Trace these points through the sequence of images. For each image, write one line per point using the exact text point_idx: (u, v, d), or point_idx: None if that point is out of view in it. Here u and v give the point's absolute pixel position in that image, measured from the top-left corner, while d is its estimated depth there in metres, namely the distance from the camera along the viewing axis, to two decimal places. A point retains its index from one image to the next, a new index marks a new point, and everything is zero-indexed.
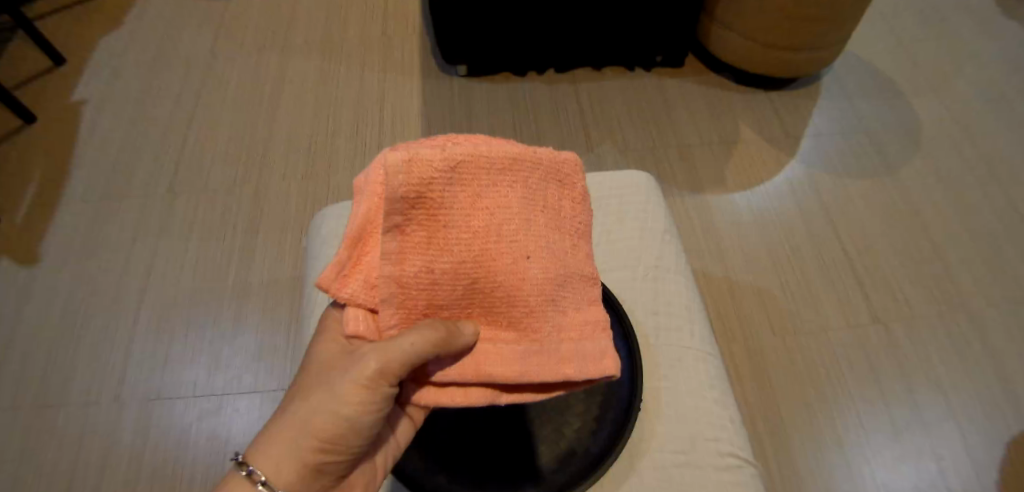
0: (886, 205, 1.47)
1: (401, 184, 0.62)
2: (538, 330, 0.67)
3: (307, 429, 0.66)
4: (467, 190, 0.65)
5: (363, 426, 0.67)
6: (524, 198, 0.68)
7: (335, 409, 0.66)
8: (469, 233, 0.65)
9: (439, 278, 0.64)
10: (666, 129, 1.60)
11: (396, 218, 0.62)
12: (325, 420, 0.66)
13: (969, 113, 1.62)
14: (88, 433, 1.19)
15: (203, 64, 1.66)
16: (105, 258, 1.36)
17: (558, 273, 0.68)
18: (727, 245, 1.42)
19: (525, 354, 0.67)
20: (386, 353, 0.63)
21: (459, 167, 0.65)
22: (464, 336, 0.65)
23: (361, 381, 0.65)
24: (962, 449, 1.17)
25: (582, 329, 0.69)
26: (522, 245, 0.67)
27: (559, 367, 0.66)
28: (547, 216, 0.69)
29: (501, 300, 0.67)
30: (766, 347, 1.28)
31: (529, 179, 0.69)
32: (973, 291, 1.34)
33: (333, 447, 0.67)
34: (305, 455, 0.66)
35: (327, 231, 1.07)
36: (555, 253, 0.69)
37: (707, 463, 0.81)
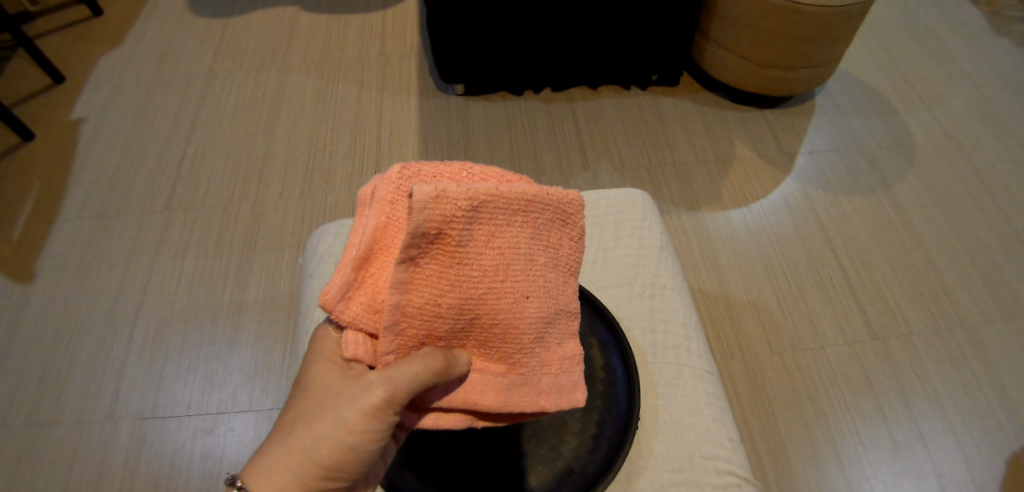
0: (888, 223, 1.46)
1: (424, 220, 0.57)
2: (529, 364, 0.65)
3: (312, 456, 0.61)
4: (485, 228, 0.61)
5: (367, 456, 0.63)
6: (537, 241, 0.64)
7: (341, 436, 0.62)
8: (481, 271, 0.61)
9: (443, 312, 0.60)
10: (664, 146, 1.59)
11: (412, 251, 0.58)
12: (330, 448, 0.61)
13: (974, 132, 1.60)
14: (80, 454, 1.16)
15: (201, 80, 1.67)
16: (103, 274, 1.35)
17: (552, 314, 0.66)
18: (724, 262, 1.42)
19: (509, 386, 0.64)
20: (393, 382, 0.60)
21: (483, 206, 0.60)
22: (457, 367, 0.62)
23: (367, 409, 0.61)
24: (962, 467, 1.18)
25: (563, 364, 0.67)
26: (532, 285, 0.63)
27: (544, 399, 0.65)
28: (554, 259, 0.66)
29: (499, 336, 0.63)
30: (765, 367, 1.28)
31: (544, 222, 0.65)
32: (970, 307, 1.34)
33: (334, 476, 0.62)
34: (307, 483, 0.61)
35: (325, 250, 0.97)
36: (554, 296, 0.66)
37: (704, 482, 0.79)
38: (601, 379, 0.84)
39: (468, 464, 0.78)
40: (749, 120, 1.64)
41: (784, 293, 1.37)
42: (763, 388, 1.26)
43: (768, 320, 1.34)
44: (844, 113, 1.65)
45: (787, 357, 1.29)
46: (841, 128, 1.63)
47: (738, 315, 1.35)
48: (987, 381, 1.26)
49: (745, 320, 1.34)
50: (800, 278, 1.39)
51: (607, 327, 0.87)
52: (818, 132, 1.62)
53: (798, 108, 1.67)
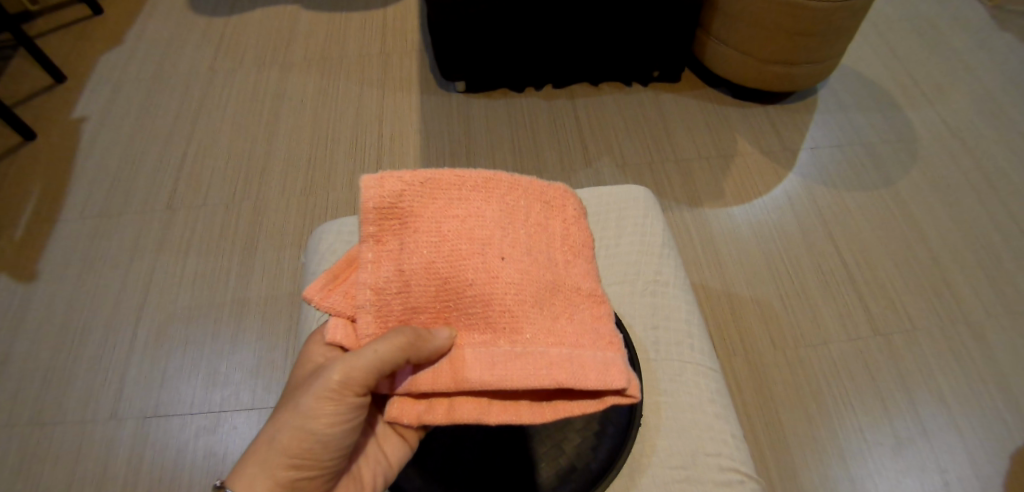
0: (890, 219, 1.46)
1: (372, 196, 0.64)
2: (517, 331, 0.64)
3: (276, 448, 0.65)
4: (439, 200, 0.66)
5: (330, 440, 0.66)
6: (500, 210, 0.68)
7: (300, 424, 0.65)
8: (442, 240, 0.65)
9: (410, 284, 0.65)
10: (666, 143, 1.58)
11: (369, 229, 0.65)
12: (291, 437, 0.65)
13: (977, 126, 1.60)
14: (83, 453, 1.16)
15: (201, 79, 1.67)
16: (106, 274, 1.36)
17: (534, 280, 0.65)
18: (726, 258, 1.41)
19: (502, 359, 0.63)
20: (348, 361, 0.64)
21: (433, 182, 0.67)
22: (436, 341, 0.63)
23: (326, 394, 0.65)
24: (966, 463, 1.18)
25: (565, 338, 0.64)
26: (498, 245, 0.66)
27: (544, 371, 0.62)
28: (526, 228, 0.68)
29: (475, 306, 0.65)
30: (768, 364, 1.28)
31: (506, 193, 0.69)
32: (973, 303, 1.34)
33: (303, 466, 0.65)
34: (276, 474, 0.64)
35: (326, 249, 0.97)
36: (532, 263, 0.66)
37: (707, 479, 0.79)
38: None
39: (470, 461, 0.78)
40: (751, 116, 1.63)
41: (787, 289, 1.37)
42: (766, 385, 1.26)
43: (771, 316, 1.34)
44: (846, 108, 1.65)
45: (790, 353, 1.29)
46: (843, 123, 1.62)
47: (741, 311, 1.35)
48: (991, 377, 1.26)
49: (748, 316, 1.34)
50: (803, 274, 1.39)
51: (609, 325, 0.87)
52: (821, 128, 1.61)
53: (800, 103, 1.66)
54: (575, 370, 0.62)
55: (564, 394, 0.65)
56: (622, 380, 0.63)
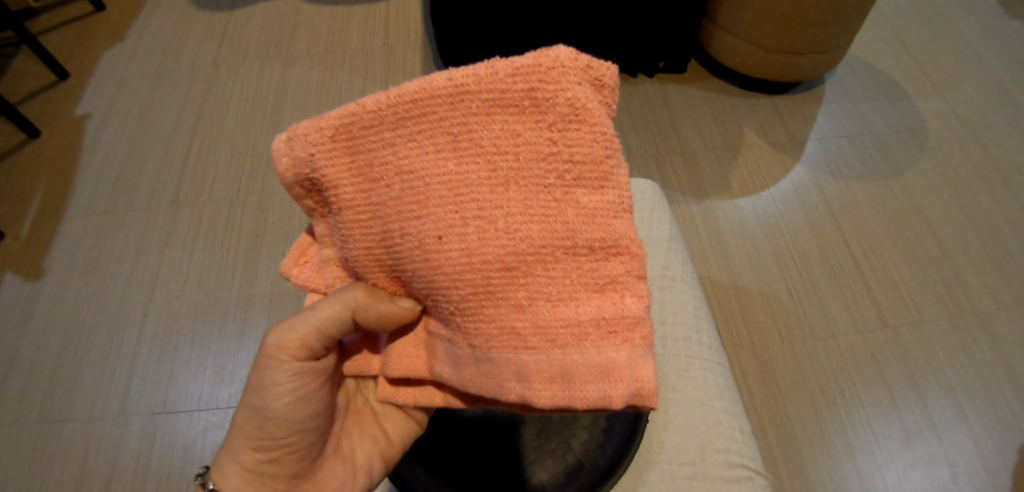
0: (899, 210, 1.44)
1: (289, 169, 0.63)
2: (473, 320, 0.59)
3: (237, 432, 0.70)
4: (358, 160, 0.61)
5: (277, 415, 0.69)
6: (424, 158, 0.59)
7: (250, 404, 0.69)
8: (369, 208, 0.61)
9: (355, 258, 0.64)
10: (672, 134, 1.57)
11: (306, 204, 0.65)
12: (244, 420, 0.69)
13: (986, 115, 1.57)
14: (92, 450, 1.17)
15: (204, 74, 1.67)
16: (112, 271, 1.36)
17: (471, 245, 0.58)
18: (733, 250, 1.40)
19: (459, 349, 0.61)
20: (281, 327, 0.69)
21: (346, 138, 0.61)
22: (384, 314, 0.64)
23: (266, 365, 0.69)
24: (975, 456, 1.17)
25: (531, 332, 0.58)
26: (429, 222, 0.59)
27: (508, 383, 0.59)
28: (460, 174, 0.58)
29: (417, 281, 0.61)
30: (775, 356, 1.28)
31: (431, 132, 0.59)
32: (983, 294, 1.33)
33: (264, 445, 0.69)
34: (240, 457, 0.69)
35: None
36: (470, 221, 0.58)
37: (716, 475, 0.78)
38: None
39: (473, 455, 0.78)
40: (758, 107, 1.62)
41: (795, 283, 1.36)
42: (774, 380, 1.25)
43: (779, 310, 1.33)
44: (854, 98, 1.63)
45: (798, 347, 1.28)
46: (850, 113, 1.60)
47: (748, 304, 1.34)
48: (1001, 370, 1.24)
49: (755, 309, 1.33)
50: (810, 266, 1.38)
51: None
52: (828, 118, 1.59)
53: (808, 94, 1.64)
54: (540, 384, 0.57)
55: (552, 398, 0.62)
56: (601, 395, 0.57)
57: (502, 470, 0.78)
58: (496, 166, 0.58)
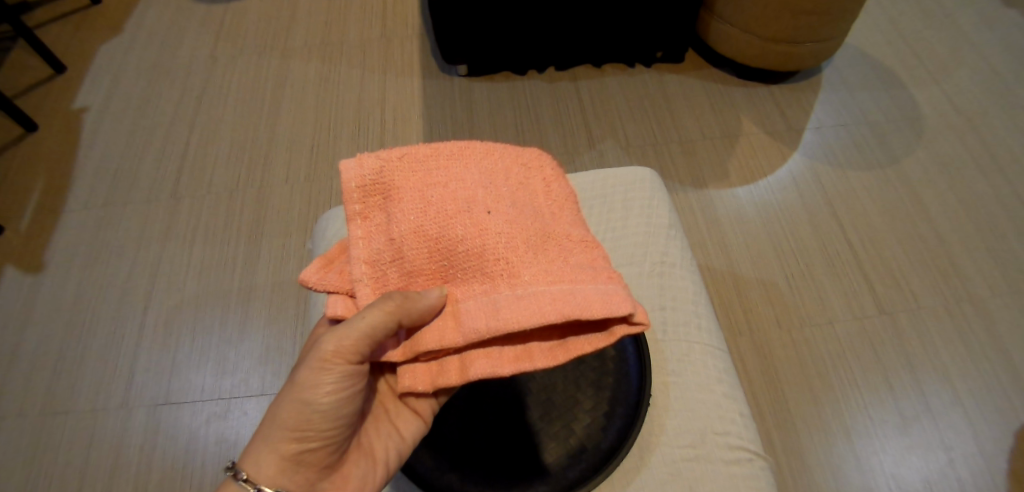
0: (895, 198, 1.45)
1: (354, 176, 0.69)
2: (514, 276, 0.65)
3: (278, 423, 0.68)
4: (418, 169, 0.70)
5: (325, 411, 0.68)
6: (476, 173, 0.70)
7: (297, 397, 0.67)
8: (425, 202, 0.68)
9: (402, 246, 0.68)
10: (670, 124, 1.57)
11: (355, 207, 0.69)
12: (289, 412, 0.67)
13: (981, 103, 1.58)
14: (96, 442, 1.18)
15: (202, 67, 1.66)
16: (112, 264, 1.36)
17: (520, 224, 0.68)
18: (730, 238, 1.41)
19: (503, 300, 0.64)
20: (336, 333, 0.67)
21: (408, 156, 0.70)
22: (423, 300, 0.65)
23: (318, 365, 0.67)
24: (971, 440, 1.18)
25: (568, 276, 0.66)
26: (484, 205, 0.68)
27: (548, 308, 0.63)
28: (504, 186, 0.71)
29: (467, 258, 0.66)
30: (773, 343, 1.29)
31: (479, 158, 0.72)
32: (978, 280, 1.34)
33: (305, 438, 0.68)
34: (280, 448, 0.67)
35: (332, 233, 0.96)
36: (516, 209, 0.69)
37: (716, 457, 0.79)
38: (612, 358, 0.83)
39: (476, 440, 0.79)
40: (755, 96, 1.62)
41: (793, 270, 1.37)
42: (772, 366, 1.26)
43: (777, 297, 1.34)
44: (851, 87, 1.63)
45: (796, 333, 1.29)
46: (847, 102, 1.61)
47: (746, 292, 1.35)
48: (997, 356, 1.26)
49: (754, 297, 1.34)
50: (807, 254, 1.39)
51: None
52: (825, 107, 1.60)
53: (805, 83, 1.65)
54: (580, 301, 0.64)
55: (572, 331, 0.67)
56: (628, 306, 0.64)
57: (505, 453, 0.78)
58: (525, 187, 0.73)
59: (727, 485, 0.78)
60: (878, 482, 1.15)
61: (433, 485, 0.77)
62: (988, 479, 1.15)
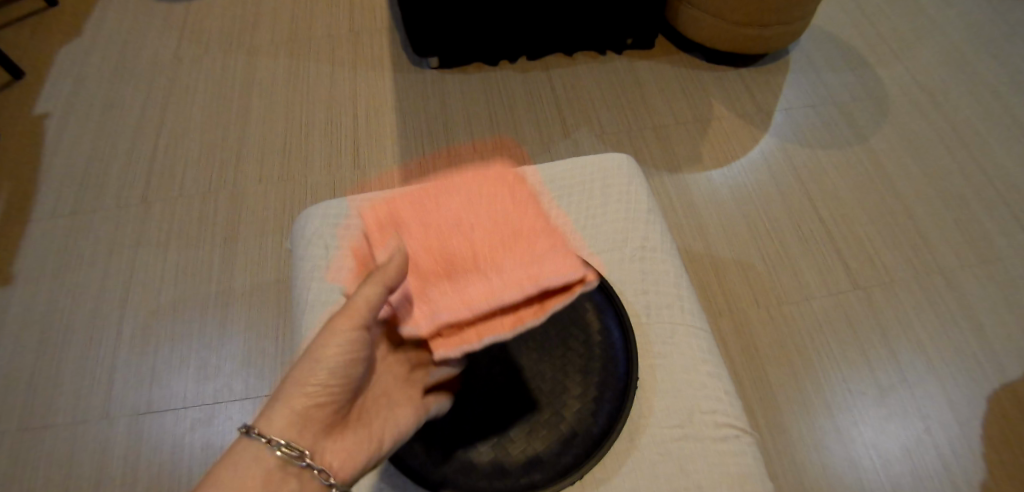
0: (864, 175, 1.49)
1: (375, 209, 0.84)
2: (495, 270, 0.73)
3: (289, 376, 0.63)
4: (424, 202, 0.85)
5: (339, 373, 0.63)
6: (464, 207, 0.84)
7: (311, 359, 0.63)
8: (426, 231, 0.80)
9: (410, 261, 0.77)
10: (643, 109, 1.58)
11: (371, 238, 0.81)
12: (303, 374, 0.62)
13: (942, 79, 1.63)
14: (78, 455, 1.15)
15: (167, 68, 1.62)
16: (84, 273, 1.32)
17: (503, 238, 0.78)
18: (707, 220, 1.43)
19: (490, 282, 0.70)
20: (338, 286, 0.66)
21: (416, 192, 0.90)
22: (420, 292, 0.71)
23: (324, 315, 0.65)
24: (945, 407, 1.22)
25: (541, 264, 0.72)
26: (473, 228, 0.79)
27: (525, 283, 0.70)
28: (489, 215, 0.82)
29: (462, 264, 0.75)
30: (753, 322, 1.31)
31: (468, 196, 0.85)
32: (945, 252, 1.38)
33: (322, 399, 0.63)
34: (292, 402, 0.62)
35: (312, 232, 0.94)
36: (500, 227, 0.79)
37: (704, 435, 0.80)
38: (598, 342, 0.85)
39: (467, 433, 0.79)
40: (725, 80, 1.64)
41: (768, 250, 1.39)
42: (752, 344, 1.29)
43: (754, 276, 1.36)
44: (818, 68, 1.66)
45: (774, 311, 1.32)
46: (815, 83, 1.63)
47: (725, 273, 1.37)
48: (966, 324, 1.30)
49: (732, 277, 1.36)
50: (782, 233, 1.41)
51: (601, 291, 0.87)
52: (793, 88, 1.63)
53: (774, 66, 1.67)
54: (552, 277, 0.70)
55: (552, 296, 0.72)
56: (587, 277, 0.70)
57: (497, 444, 0.79)
58: (508, 212, 0.83)
59: (716, 462, 0.79)
60: (859, 452, 1.18)
61: (427, 479, 0.76)
62: (964, 443, 1.19)
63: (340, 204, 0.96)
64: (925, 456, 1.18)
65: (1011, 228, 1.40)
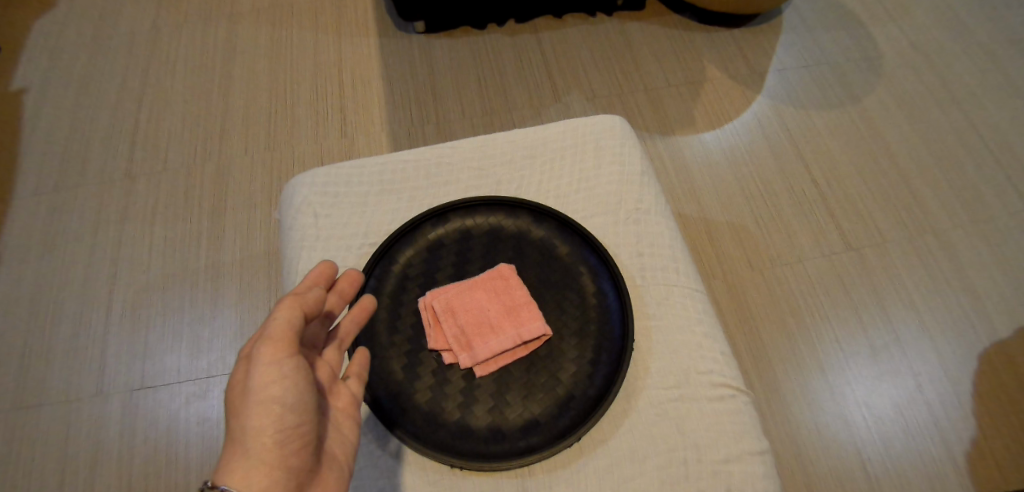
0: (857, 135, 1.48)
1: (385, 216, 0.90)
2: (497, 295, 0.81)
3: (255, 432, 0.61)
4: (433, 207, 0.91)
5: (295, 404, 0.62)
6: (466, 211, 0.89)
7: (260, 400, 0.61)
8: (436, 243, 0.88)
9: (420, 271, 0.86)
10: (634, 72, 1.56)
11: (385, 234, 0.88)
12: (259, 416, 0.61)
13: (936, 37, 1.61)
14: (73, 432, 1.14)
15: (145, 38, 1.57)
16: (69, 250, 1.30)
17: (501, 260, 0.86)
18: (700, 183, 1.42)
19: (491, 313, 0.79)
20: (273, 334, 0.64)
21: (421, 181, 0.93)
22: (433, 312, 0.80)
23: (272, 364, 0.62)
24: (936, 364, 1.23)
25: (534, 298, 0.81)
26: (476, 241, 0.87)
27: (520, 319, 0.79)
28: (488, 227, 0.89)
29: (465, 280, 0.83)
30: (747, 284, 1.31)
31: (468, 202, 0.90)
32: (938, 211, 1.38)
33: (286, 435, 0.62)
34: (264, 456, 0.60)
35: (300, 202, 0.91)
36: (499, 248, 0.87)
37: (700, 396, 0.80)
38: (593, 305, 0.84)
39: (464, 398, 0.79)
40: (717, 42, 1.61)
41: (762, 212, 1.38)
42: (746, 307, 1.29)
43: (748, 239, 1.36)
44: (811, 28, 1.63)
45: (767, 273, 1.32)
46: (808, 43, 1.61)
47: (718, 236, 1.36)
48: (958, 283, 1.30)
49: (725, 240, 1.36)
50: (775, 196, 1.40)
51: (596, 254, 0.86)
52: (786, 49, 1.60)
53: (766, 26, 1.64)
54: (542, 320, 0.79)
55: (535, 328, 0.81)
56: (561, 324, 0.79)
57: (493, 409, 0.78)
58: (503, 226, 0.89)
59: (713, 421, 0.79)
60: (852, 411, 1.20)
61: (423, 441, 0.76)
62: (955, 399, 1.20)
63: (328, 172, 0.93)
64: (917, 413, 1.19)
65: (1005, 188, 1.40)
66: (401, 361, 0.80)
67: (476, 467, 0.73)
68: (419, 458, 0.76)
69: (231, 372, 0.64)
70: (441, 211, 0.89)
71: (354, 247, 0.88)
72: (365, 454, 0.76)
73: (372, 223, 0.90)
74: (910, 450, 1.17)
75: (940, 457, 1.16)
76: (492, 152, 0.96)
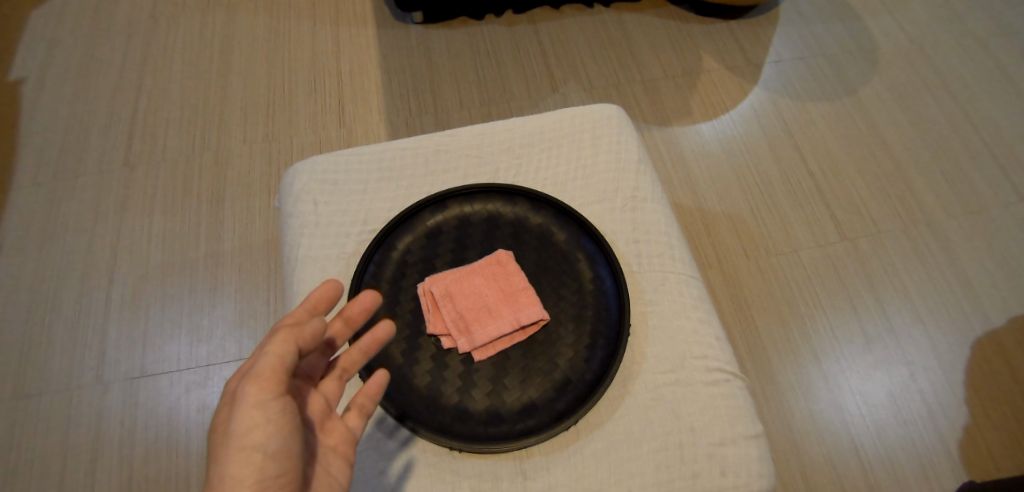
0: (853, 127, 1.49)
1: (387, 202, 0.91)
2: (495, 281, 0.82)
3: (232, 481, 0.59)
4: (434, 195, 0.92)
5: (277, 449, 0.61)
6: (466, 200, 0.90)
7: (241, 446, 0.60)
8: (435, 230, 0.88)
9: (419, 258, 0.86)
10: (632, 63, 1.56)
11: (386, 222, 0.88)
12: (238, 462, 0.60)
13: (932, 29, 1.62)
14: (74, 420, 1.15)
15: (143, 29, 1.57)
16: (69, 240, 1.30)
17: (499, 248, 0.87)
18: (696, 174, 1.43)
19: (489, 298, 0.80)
20: (260, 374, 0.63)
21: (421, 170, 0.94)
22: (434, 297, 0.81)
23: (258, 406, 0.61)
24: (929, 353, 1.25)
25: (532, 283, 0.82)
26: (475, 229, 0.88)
27: (518, 304, 0.80)
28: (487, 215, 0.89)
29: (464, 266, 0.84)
30: (743, 273, 1.32)
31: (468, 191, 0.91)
32: (932, 202, 1.39)
33: (265, 484, 0.60)
34: None
35: (300, 189, 0.92)
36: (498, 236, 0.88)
37: (696, 380, 0.81)
38: (591, 291, 0.85)
39: (463, 382, 0.80)
40: (715, 33, 1.62)
41: (758, 202, 1.39)
42: (742, 296, 1.30)
43: (743, 229, 1.37)
44: (807, 19, 1.64)
45: (764, 263, 1.33)
46: (804, 34, 1.61)
47: (715, 226, 1.37)
48: (951, 273, 1.32)
49: (722, 230, 1.37)
50: (771, 186, 1.41)
51: (593, 240, 0.87)
52: (783, 40, 1.61)
53: (763, 18, 1.65)
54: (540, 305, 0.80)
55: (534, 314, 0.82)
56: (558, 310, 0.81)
57: (492, 393, 0.79)
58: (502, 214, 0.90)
59: (708, 405, 0.80)
60: (846, 399, 1.21)
61: (423, 423, 0.77)
62: (948, 387, 1.22)
63: (327, 159, 0.94)
64: (909, 401, 1.21)
65: (998, 179, 1.41)
66: (401, 345, 0.81)
67: (475, 449, 0.75)
68: (419, 441, 0.77)
69: (215, 412, 0.63)
70: (440, 198, 0.89)
71: (354, 234, 0.89)
72: (365, 437, 0.77)
73: (372, 211, 0.90)
74: (903, 437, 1.18)
75: (933, 444, 1.17)
76: (491, 140, 0.96)
